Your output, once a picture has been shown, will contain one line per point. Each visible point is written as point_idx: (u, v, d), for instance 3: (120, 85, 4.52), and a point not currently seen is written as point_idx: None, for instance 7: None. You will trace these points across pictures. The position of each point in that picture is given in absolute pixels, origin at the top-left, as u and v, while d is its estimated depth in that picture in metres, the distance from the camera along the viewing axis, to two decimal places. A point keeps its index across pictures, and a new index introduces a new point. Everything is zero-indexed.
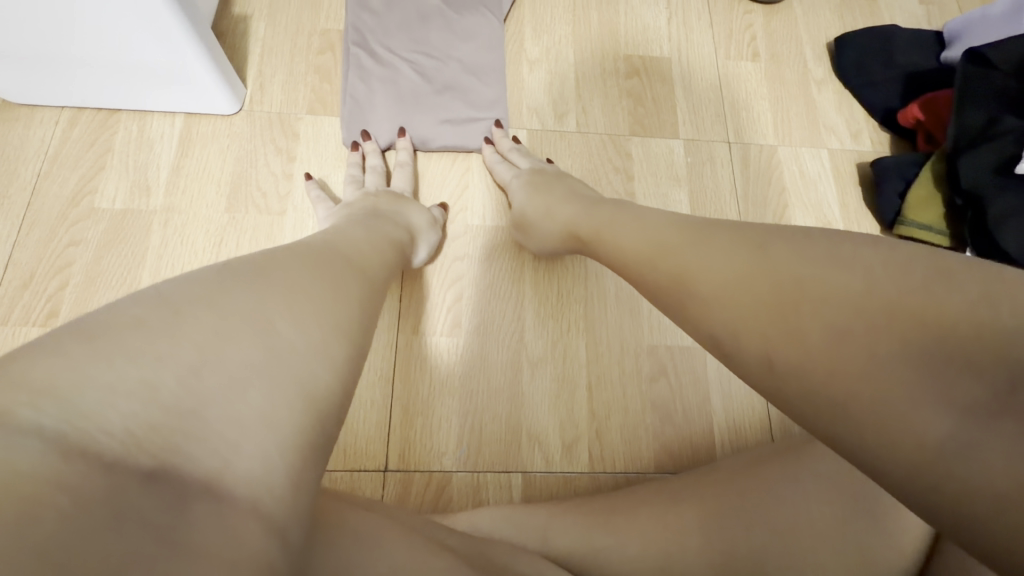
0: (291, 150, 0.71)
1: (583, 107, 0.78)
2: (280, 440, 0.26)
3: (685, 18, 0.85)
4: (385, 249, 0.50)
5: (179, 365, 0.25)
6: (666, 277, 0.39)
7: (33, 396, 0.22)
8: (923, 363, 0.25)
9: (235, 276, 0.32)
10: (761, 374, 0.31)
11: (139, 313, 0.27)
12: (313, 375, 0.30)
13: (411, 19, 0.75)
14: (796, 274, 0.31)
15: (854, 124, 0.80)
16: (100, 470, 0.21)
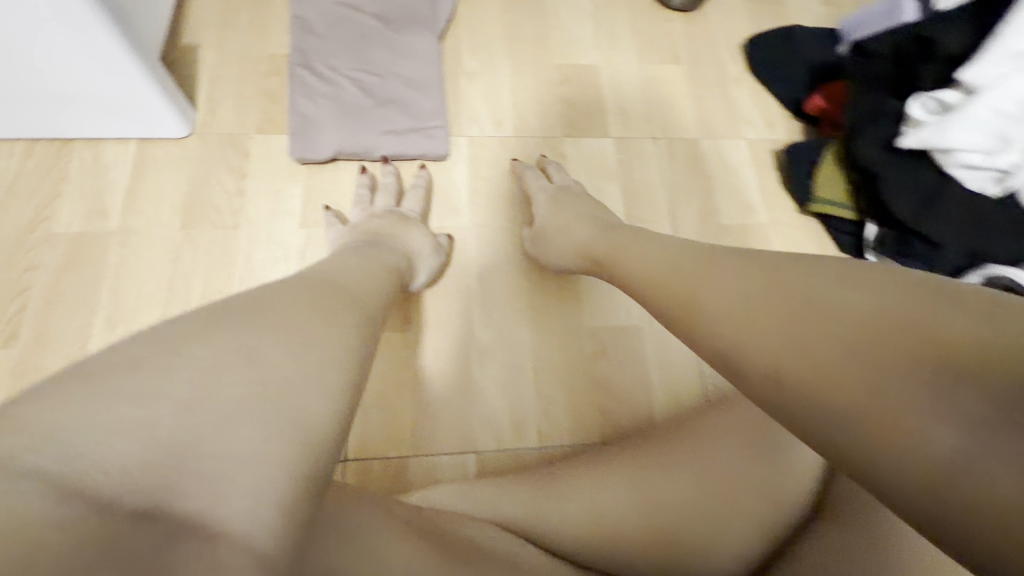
0: (243, 168, 0.74)
1: (519, 113, 0.83)
2: (268, 479, 0.28)
3: (610, 27, 0.92)
4: (382, 278, 0.53)
5: (173, 405, 0.28)
6: (676, 297, 0.42)
7: (34, 439, 0.24)
8: (929, 380, 0.27)
9: (248, 316, 0.34)
10: (766, 388, 0.33)
11: (138, 353, 0.29)
12: (310, 411, 0.31)
13: (352, 40, 0.80)
14: (803, 297, 0.34)
15: (769, 115, 0.88)
16: (97, 511, 0.24)
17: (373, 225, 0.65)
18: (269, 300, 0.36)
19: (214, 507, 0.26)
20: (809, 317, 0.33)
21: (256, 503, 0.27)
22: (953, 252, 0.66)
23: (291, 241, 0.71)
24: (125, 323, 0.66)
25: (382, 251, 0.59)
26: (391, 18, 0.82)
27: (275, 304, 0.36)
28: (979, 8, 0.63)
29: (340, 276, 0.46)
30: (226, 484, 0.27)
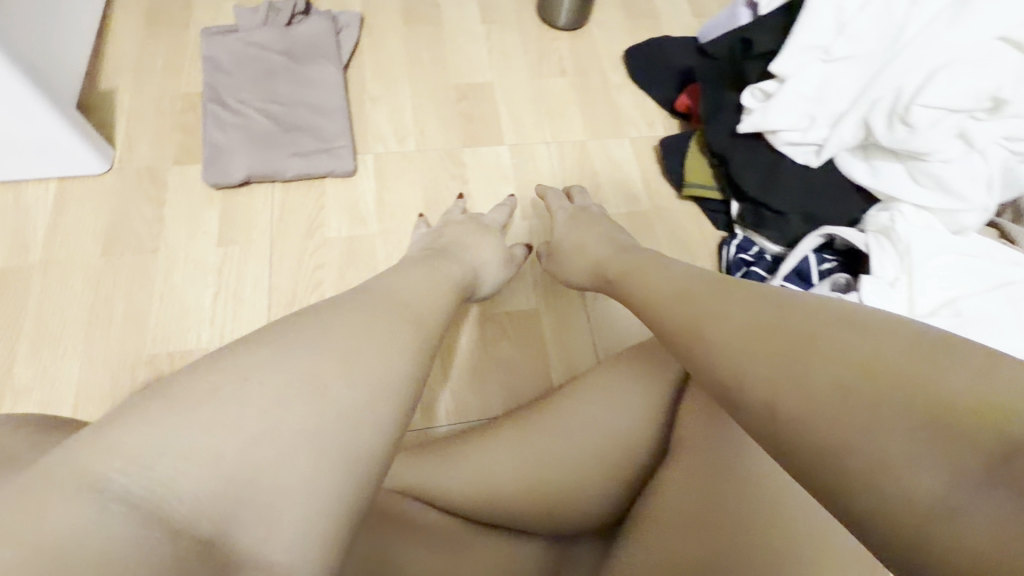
0: (161, 197, 0.80)
1: (421, 130, 0.92)
2: (310, 519, 0.33)
3: (502, 48, 1.02)
4: (444, 290, 0.56)
5: (240, 440, 0.34)
6: (685, 316, 0.45)
7: (123, 461, 0.31)
8: (924, 432, 0.29)
9: (305, 350, 0.39)
10: (761, 419, 0.35)
11: (215, 380, 0.36)
12: (360, 441, 0.37)
13: (258, 75, 0.88)
14: (798, 330, 0.37)
15: (648, 115, 0.98)
16: (172, 535, 0.29)
17: (446, 238, 0.71)
18: (326, 327, 0.41)
19: (265, 547, 0.32)
20: (805, 352, 0.35)
21: (299, 546, 0.33)
22: (796, 219, 0.76)
23: (208, 260, 0.78)
24: (53, 347, 0.70)
25: (453, 262, 0.64)
26: (297, 54, 0.91)
27: (324, 340, 0.40)
28: (785, 14, 0.75)
29: (394, 289, 0.49)
30: (276, 526, 0.33)
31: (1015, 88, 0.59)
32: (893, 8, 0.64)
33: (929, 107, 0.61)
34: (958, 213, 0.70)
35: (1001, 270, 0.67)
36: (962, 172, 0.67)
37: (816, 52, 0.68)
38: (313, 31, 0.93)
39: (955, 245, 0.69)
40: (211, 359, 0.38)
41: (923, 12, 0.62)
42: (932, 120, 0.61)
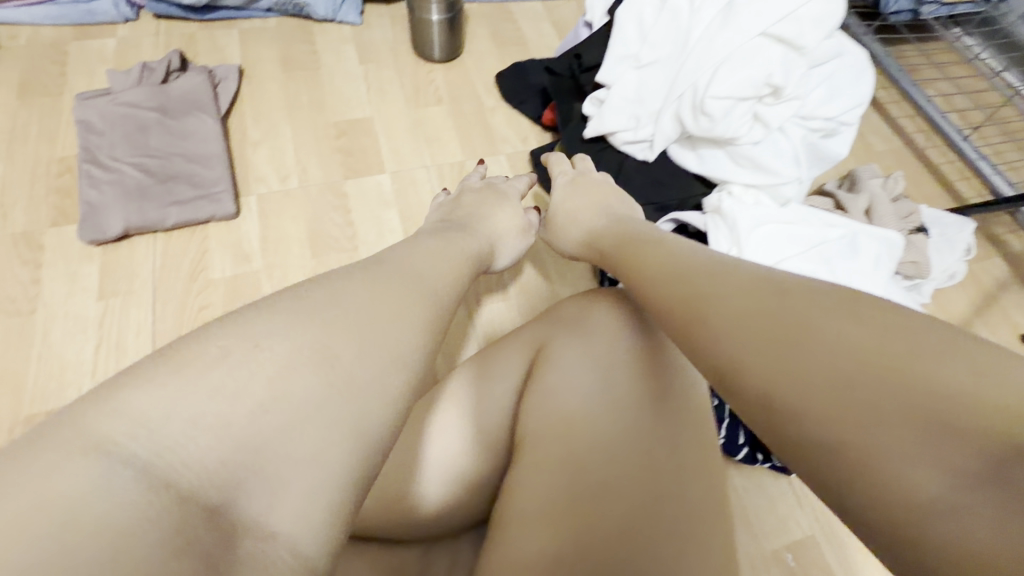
0: (38, 259, 0.81)
1: (303, 167, 0.97)
2: (319, 492, 0.35)
3: (380, 86, 1.10)
4: (460, 261, 0.60)
5: (250, 406, 0.36)
6: (688, 301, 0.45)
7: (131, 424, 0.33)
8: (923, 428, 0.31)
9: (320, 316, 0.41)
10: (759, 407, 0.37)
11: (225, 344, 0.38)
12: (368, 411, 0.39)
13: (132, 132, 0.91)
14: (800, 320, 0.38)
15: (522, 132, 1.06)
16: (177, 503, 0.31)
17: (460, 203, 0.79)
18: (342, 293, 0.44)
19: (270, 517, 0.33)
20: (806, 342, 0.37)
21: (306, 521, 0.34)
22: (650, 210, 0.80)
23: (87, 314, 0.78)
24: None
25: (468, 233, 0.70)
26: (172, 108, 0.95)
27: (336, 309, 0.42)
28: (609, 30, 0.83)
29: (415, 261, 0.53)
30: (284, 497, 0.34)
31: (786, 74, 0.69)
32: (679, 19, 0.74)
33: (719, 98, 0.69)
34: (780, 186, 0.78)
35: (816, 230, 0.76)
36: (771, 150, 0.76)
37: (629, 61, 0.77)
38: (188, 85, 0.97)
39: (776, 212, 0.77)
40: (221, 324, 0.40)
41: (701, 20, 0.72)
42: (726, 108, 0.70)
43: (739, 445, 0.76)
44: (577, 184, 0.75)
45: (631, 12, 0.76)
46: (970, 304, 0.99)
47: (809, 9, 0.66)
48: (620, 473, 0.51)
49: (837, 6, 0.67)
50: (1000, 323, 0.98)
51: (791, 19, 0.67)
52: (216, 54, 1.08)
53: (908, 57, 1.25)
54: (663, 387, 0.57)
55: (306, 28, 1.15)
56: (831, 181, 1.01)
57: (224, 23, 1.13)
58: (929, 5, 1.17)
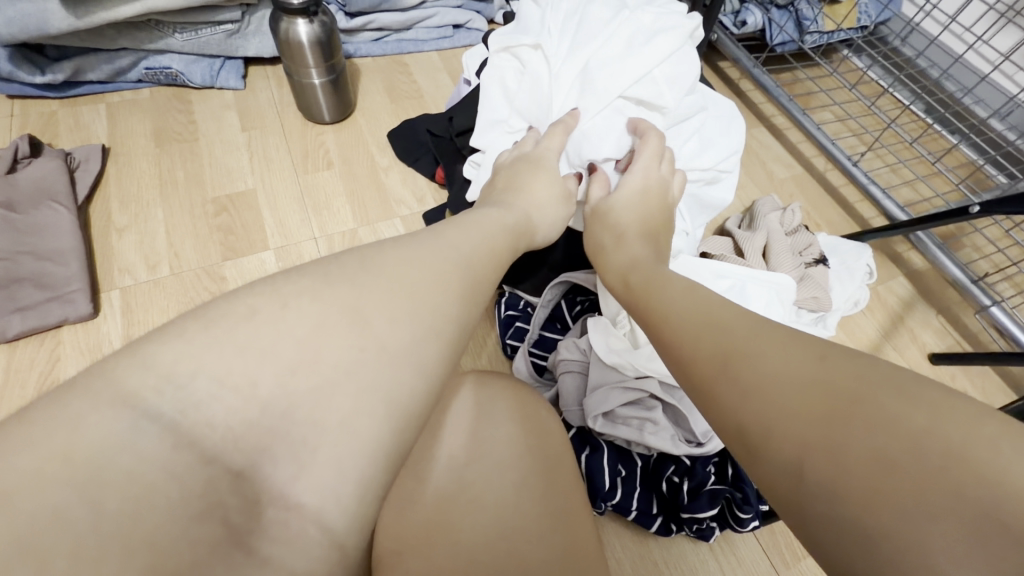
0: None
1: (176, 252, 0.89)
2: (345, 467, 0.32)
3: (265, 153, 1.04)
4: (498, 235, 0.54)
5: (278, 368, 0.32)
6: (725, 350, 0.39)
7: (159, 377, 0.30)
8: (984, 533, 0.25)
9: (351, 282, 0.37)
10: (781, 478, 0.32)
11: (252, 302, 0.34)
12: (395, 381, 0.35)
13: None
14: (852, 391, 0.32)
15: (419, 192, 1.02)
16: (203, 464, 0.29)
17: (505, 180, 0.69)
18: (371, 262, 0.39)
19: (293, 490, 0.31)
20: (848, 410, 0.31)
21: (332, 493, 0.31)
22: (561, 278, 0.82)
23: None
24: None
25: (500, 208, 0.61)
26: (19, 202, 0.86)
27: (369, 272, 0.38)
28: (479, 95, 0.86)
29: (456, 229, 0.49)
30: (309, 467, 0.31)
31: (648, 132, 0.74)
32: (541, 83, 0.77)
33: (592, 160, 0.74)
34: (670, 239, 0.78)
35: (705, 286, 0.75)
36: None
37: (501, 126, 0.80)
38: (39, 172, 0.89)
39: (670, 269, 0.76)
40: (252, 283, 0.36)
41: (559, 85, 0.76)
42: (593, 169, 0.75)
43: (652, 516, 0.71)
44: (617, 204, 0.68)
45: (495, 77, 0.79)
46: (878, 329, 0.99)
47: (661, 71, 0.73)
48: (523, 527, 0.50)
49: (687, 68, 0.74)
50: (909, 346, 0.98)
51: (647, 81, 0.73)
52: (79, 133, 1.00)
53: (799, 84, 1.29)
54: (538, 466, 0.56)
55: (183, 97, 1.09)
56: (733, 219, 1.02)
57: (91, 98, 1.06)
58: (813, 34, 1.21)
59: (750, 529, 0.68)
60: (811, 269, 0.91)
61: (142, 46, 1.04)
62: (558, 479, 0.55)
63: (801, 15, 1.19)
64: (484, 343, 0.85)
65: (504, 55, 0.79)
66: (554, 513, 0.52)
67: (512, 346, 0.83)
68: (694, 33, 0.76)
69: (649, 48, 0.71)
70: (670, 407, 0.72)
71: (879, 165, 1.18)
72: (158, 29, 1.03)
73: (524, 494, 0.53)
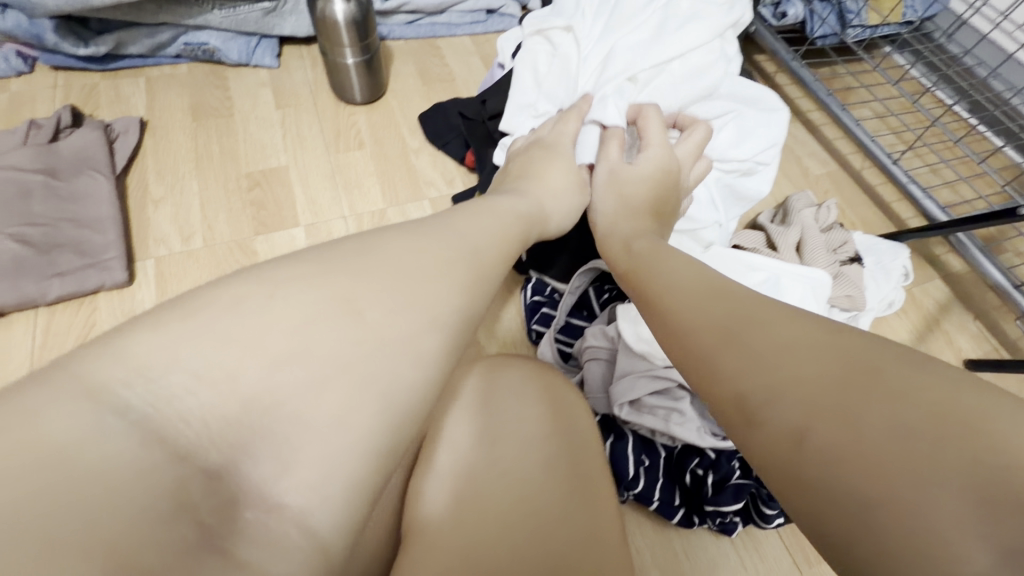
0: None
1: (209, 224, 0.91)
2: (336, 465, 0.29)
3: (298, 131, 1.05)
4: (513, 222, 0.53)
5: (266, 360, 0.30)
6: (733, 319, 0.39)
7: (126, 370, 0.27)
8: (1005, 507, 0.24)
9: (348, 269, 0.36)
10: (781, 446, 0.31)
11: (241, 290, 0.33)
12: (400, 372, 0.33)
13: (10, 197, 0.84)
14: (866, 363, 0.31)
15: (448, 174, 1.02)
16: (172, 463, 0.26)
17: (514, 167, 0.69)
18: (372, 245, 0.38)
19: (278, 491, 0.28)
20: (860, 380, 0.30)
21: (324, 496, 0.29)
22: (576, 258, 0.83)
23: None
24: None
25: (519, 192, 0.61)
26: (61, 170, 0.88)
27: (376, 261, 0.37)
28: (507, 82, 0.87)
29: (474, 218, 0.48)
30: (297, 467, 0.29)
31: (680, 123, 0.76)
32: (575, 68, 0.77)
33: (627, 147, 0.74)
34: (701, 230, 0.77)
35: (738, 279, 0.75)
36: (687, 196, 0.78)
37: (528, 109, 0.80)
38: (81, 142, 0.91)
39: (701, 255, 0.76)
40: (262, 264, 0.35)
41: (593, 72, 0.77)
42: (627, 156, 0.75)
43: (674, 507, 0.71)
44: (615, 188, 0.67)
45: (528, 60, 0.78)
46: (912, 332, 0.97)
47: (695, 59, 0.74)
48: (542, 502, 0.50)
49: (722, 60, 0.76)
50: (943, 351, 0.95)
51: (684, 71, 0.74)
52: (119, 105, 1.02)
53: (839, 79, 1.26)
54: (552, 446, 0.55)
55: (219, 73, 1.10)
56: (765, 214, 1.00)
57: (130, 71, 1.08)
58: (856, 27, 1.17)
59: (775, 525, 0.69)
60: (845, 268, 0.89)
61: (181, 20, 1.06)
62: (580, 467, 0.54)
63: (844, 8, 1.15)
64: (508, 327, 0.85)
65: (538, 37, 0.78)
66: (578, 504, 0.51)
67: (536, 333, 0.82)
68: (733, 20, 0.76)
69: (683, 35, 0.72)
70: (697, 398, 0.71)
71: (918, 165, 1.14)
72: (199, 4, 1.05)
73: (547, 482, 0.52)
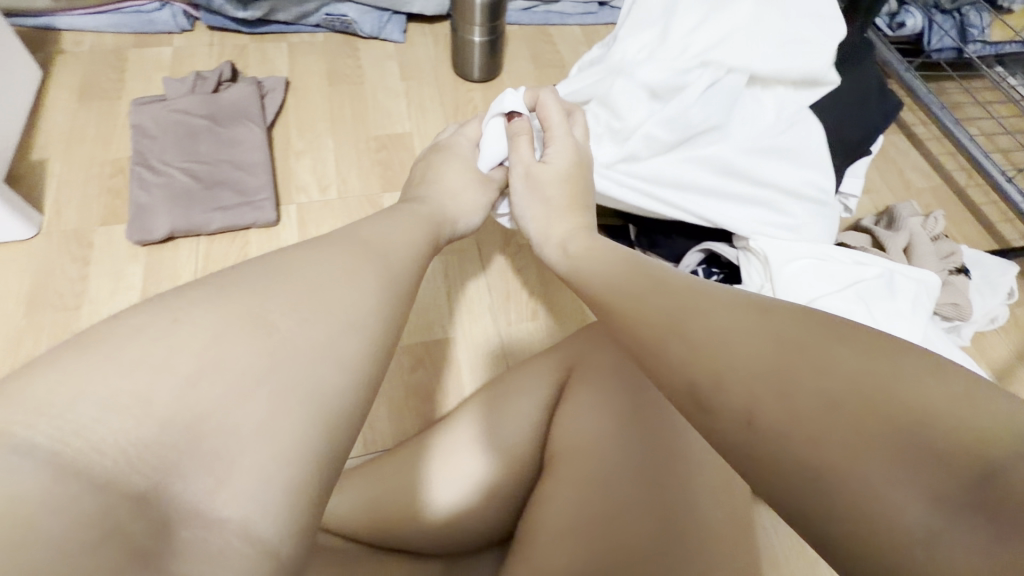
0: (86, 256, 0.84)
1: (343, 179, 0.99)
2: (274, 466, 0.32)
3: (420, 102, 1.12)
4: (421, 232, 0.59)
5: (171, 383, 0.32)
6: (674, 310, 0.42)
7: (25, 413, 0.28)
8: (909, 456, 0.29)
9: (252, 287, 0.39)
10: (737, 430, 0.34)
11: (143, 320, 0.34)
12: (319, 376, 0.37)
13: (182, 138, 0.94)
14: (797, 343, 0.35)
15: None
16: (97, 493, 0.27)
17: (421, 178, 0.75)
18: (276, 264, 0.41)
19: (216, 504, 0.30)
20: (802, 364, 0.34)
21: (258, 500, 0.31)
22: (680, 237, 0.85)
23: None
24: None
25: (427, 206, 0.67)
26: (221, 117, 0.98)
27: (277, 284, 0.40)
28: None
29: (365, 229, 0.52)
30: (229, 476, 0.31)
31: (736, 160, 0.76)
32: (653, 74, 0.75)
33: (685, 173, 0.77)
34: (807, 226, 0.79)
35: (852, 268, 0.76)
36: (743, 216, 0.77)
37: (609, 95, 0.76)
38: (237, 95, 1.01)
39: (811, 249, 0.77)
40: (209, 275, 0.39)
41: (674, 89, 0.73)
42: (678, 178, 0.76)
43: None
44: (530, 188, 0.71)
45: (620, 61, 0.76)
46: (1011, 348, 0.96)
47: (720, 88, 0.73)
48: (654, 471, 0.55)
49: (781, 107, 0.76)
50: None
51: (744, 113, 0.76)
52: (266, 65, 1.12)
53: (947, 95, 1.24)
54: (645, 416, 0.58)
55: (351, 43, 1.19)
56: (868, 218, 1.01)
57: (274, 36, 1.18)
58: (977, 43, 1.16)
59: None
60: (953, 276, 0.90)
61: None
62: (669, 435, 0.57)
63: (966, 22, 1.16)
64: None
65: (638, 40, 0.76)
66: (683, 472, 0.55)
67: None
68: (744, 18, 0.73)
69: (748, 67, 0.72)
70: None
71: None
72: None
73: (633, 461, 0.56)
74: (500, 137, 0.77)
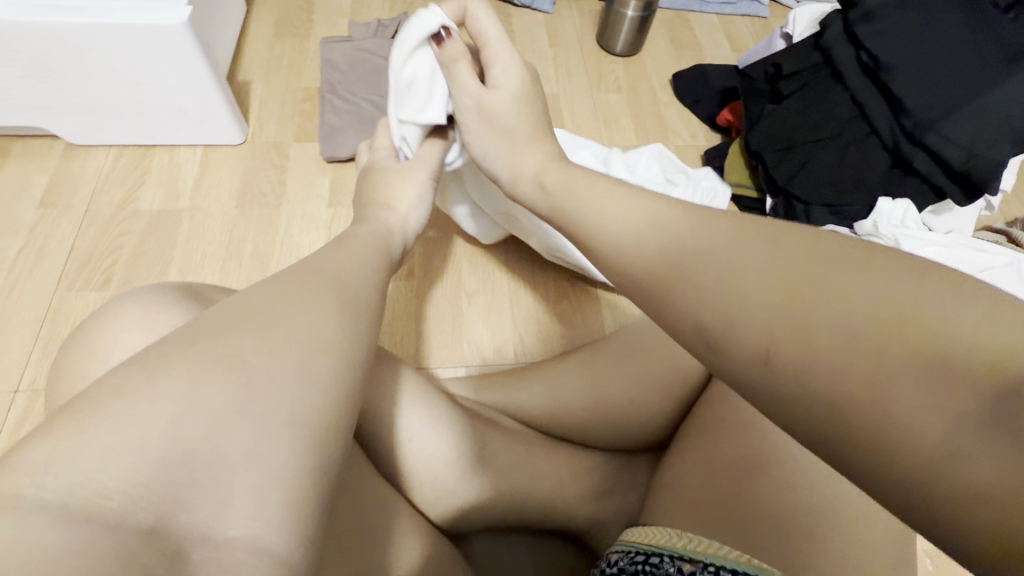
0: (284, 165, 0.96)
1: None
2: (270, 484, 0.29)
3: (567, 68, 1.20)
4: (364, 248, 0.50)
5: (153, 431, 0.27)
6: (683, 252, 0.37)
7: (31, 475, 0.24)
8: (927, 372, 0.26)
9: (213, 332, 0.31)
10: (756, 370, 0.31)
11: (117, 380, 0.28)
12: (300, 399, 0.31)
13: (367, 74, 1.06)
14: (818, 274, 0.30)
15: (692, 129, 1.14)
16: (106, 534, 0.24)
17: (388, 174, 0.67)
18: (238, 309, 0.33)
19: (219, 527, 0.27)
20: (823, 299, 0.29)
21: (264, 515, 0.28)
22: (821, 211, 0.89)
23: (320, 216, 0.92)
24: (197, 273, 0.83)
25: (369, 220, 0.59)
26: None
27: (224, 328, 0.32)
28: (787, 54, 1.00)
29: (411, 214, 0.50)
30: (229, 501, 0.28)
31: None
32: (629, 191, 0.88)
33: None
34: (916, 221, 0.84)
35: (976, 256, 0.79)
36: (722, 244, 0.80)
37: None
38: None
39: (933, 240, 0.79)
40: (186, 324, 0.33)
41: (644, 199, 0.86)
42: None
43: None
44: (486, 123, 0.63)
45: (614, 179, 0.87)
46: None
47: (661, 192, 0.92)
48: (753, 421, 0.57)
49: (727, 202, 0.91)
50: None
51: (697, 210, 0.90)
52: None
53: None
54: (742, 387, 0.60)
55: (505, 10, 1.28)
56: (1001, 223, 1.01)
57: None
58: None
59: None
60: None
61: None
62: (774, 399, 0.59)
63: None
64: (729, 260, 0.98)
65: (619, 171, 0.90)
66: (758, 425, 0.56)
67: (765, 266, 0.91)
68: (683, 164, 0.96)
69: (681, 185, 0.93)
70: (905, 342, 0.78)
71: None
72: None
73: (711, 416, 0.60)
74: (431, 74, 0.65)
